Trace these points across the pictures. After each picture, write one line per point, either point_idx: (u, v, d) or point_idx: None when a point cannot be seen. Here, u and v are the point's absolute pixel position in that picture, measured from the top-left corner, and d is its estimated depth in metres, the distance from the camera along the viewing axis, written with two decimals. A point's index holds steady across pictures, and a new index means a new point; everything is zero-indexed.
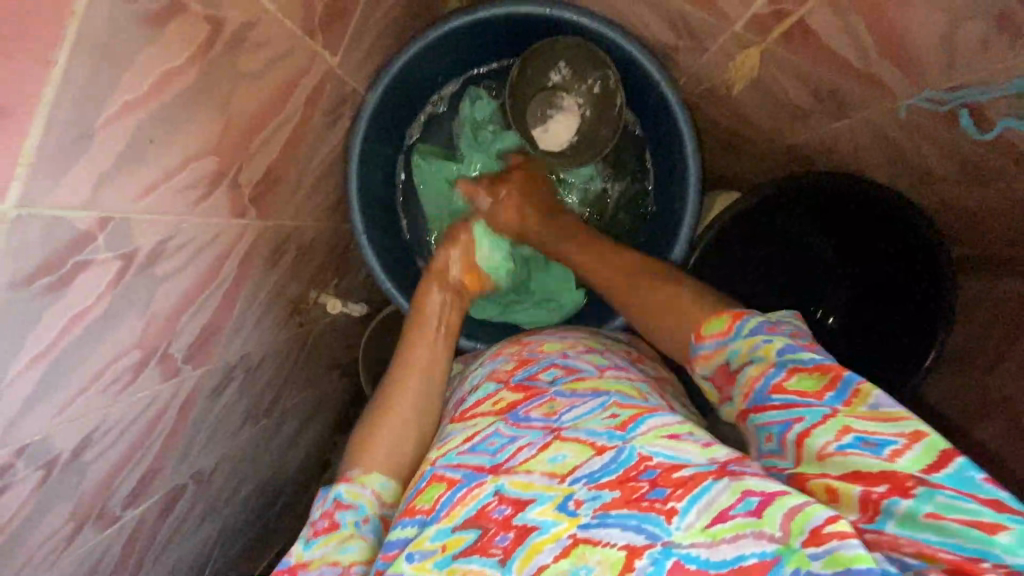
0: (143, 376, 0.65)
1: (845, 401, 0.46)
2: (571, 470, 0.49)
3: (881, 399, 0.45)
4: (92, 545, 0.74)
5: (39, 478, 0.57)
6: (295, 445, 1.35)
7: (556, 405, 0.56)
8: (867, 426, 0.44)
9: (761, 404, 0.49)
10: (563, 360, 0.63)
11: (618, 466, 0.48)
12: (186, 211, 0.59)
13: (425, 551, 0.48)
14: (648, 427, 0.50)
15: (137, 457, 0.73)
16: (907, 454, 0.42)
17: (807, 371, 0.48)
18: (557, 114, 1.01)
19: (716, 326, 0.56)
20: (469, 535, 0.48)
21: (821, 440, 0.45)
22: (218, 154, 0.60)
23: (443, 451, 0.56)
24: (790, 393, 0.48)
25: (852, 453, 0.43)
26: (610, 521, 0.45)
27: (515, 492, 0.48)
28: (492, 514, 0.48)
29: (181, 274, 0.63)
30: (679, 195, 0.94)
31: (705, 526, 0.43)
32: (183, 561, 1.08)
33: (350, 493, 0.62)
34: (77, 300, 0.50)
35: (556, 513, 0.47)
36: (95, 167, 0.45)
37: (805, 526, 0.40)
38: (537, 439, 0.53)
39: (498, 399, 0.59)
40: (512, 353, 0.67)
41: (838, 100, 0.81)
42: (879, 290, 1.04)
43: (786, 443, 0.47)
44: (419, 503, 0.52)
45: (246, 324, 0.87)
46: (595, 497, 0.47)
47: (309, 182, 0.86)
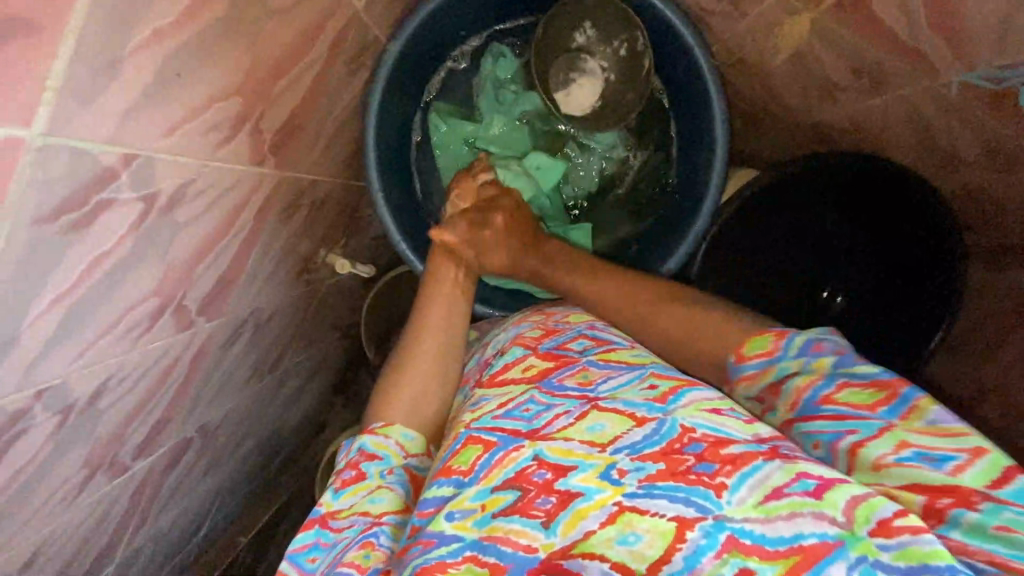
0: (159, 325, 0.63)
1: (901, 416, 0.47)
2: (611, 441, 0.49)
3: (939, 414, 0.46)
4: (102, 492, 0.73)
5: (56, 423, 0.56)
6: (296, 403, 1.34)
7: (590, 375, 0.56)
8: (924, 441, 0.45)
9: (810, 413, 0.51)
10: (592, 331, 0.64)
11: (660, 438, 0.48)
12: (209, 155, 0.56)
13: (465, 510, 0.48)
14: (689, 401, 0.51)
15: (149, 406, 0.72)
16: (970, 469, 0.43)
17: (861, 387, 0.50)
18: (581, 77, 0.95)
19: (760, 344, 0.58)
20: (508, 496, 0.48)
21: (878, 452, 0.46)
22: (243, 96, 0.57)
23: (477, 415, 0.55)
24: (841, 405, 0.50)
25: (913, 466, 0.44)
26: (656, 491, 0.45)
27: (555, 457, 0.48)
28: (532, 477, 0.48)
29: (201, 221, 0.61)
30: (704, 167, 0.92)
31: (759, 502, 0.43)
32: (186, 512, 1.08)
33: (374, 444, 0.63)
34: (100, 240, 0.48)
35: (599, 481, 0.46)
36: (123, 99, 0.43)
37: (871, 516, 0.41)
38: (573, 408, 0.52)
39: (528, 366, 0.59)
40: (538, 322, 0.68)
41: (877, 76, 0.79)
42: (902, 270, 1.00)
43: (836, 452, 0.49)
44: (456, 463, 0.51)
45: (258, 279, 0.85)
46: (639, 468, 0.47)
47: (327, 134, 0.83)
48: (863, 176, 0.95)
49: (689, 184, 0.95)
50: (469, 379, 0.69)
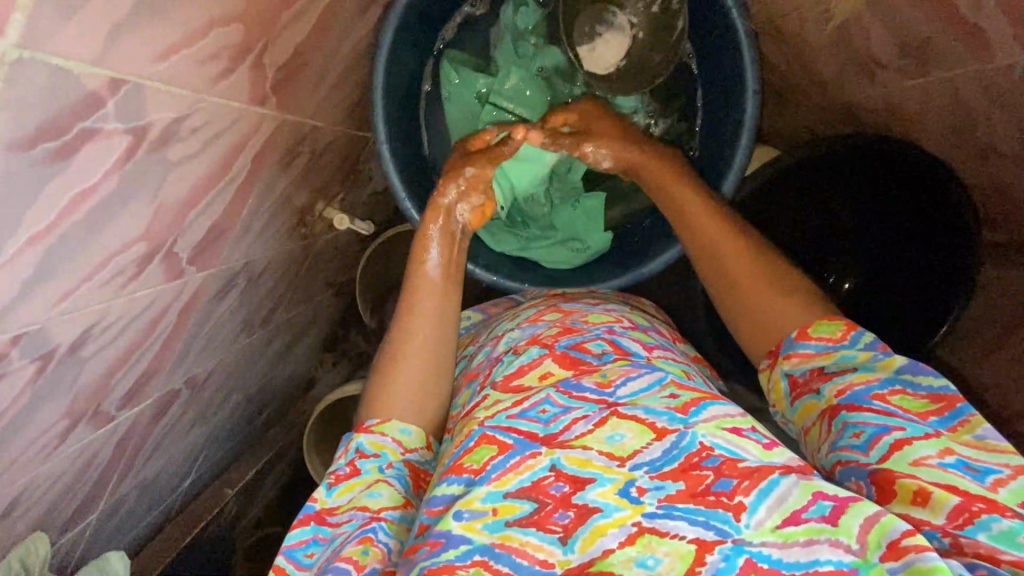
0: (146, 272, 0.59)
1: (949, 427, 0.50)
2: (631, 455, 0.49)
3: (988, 432, 0.49)
4: (85, 442, 0.70)
5: (34, 370, 0.52)
6: (285, 359, 1.31)
7: (609, 376, 0.56)
8: (969, 454, 0.48)
9: (857, 404, 0.53)
10: (612, 336, 0.63)
11: (679, 452, 0.48)
12: (206, 88, 0.51)
13: (474, 511, 0.47)
14: (711, 416, 0.51)
15: (134, 357, 0.68)
16: (1008, 485, 0.45)
17: (916, 396, 0.53)
18: (606, 33, 0.89)
19: (827, 329, 0.59)
20: (523, 505, 0.47)
21: (922, 451, 0.48)
22: (245, 23, 0.51)
23: (490, 413, 0.55)
24: (891, 405, 0.52)
25: (952, 470, 0.46)
26: (676, 513, 0.45)
27: (573, 469, 0.48)
28: (549, 489, 0.48)
29: (195, 163, 0.56)
30: (729, 140, 0.87)
31: (777, 527, 0.44)
32: (172, 462, 1.06)
33: (372, 444, 0.62)
34: (83, 176, 0.43)
35: (618, 498, 0.46)
36: (109, 12, 0.37)
37: (882, 541, 0.42)
38: (591, 413, 0.53)
39: (545, 371, 0.58)
40: (554, 321, 0.66)
41: (924, 56, 0.74)
42: (914, 266, 1.00)
43: (877, 442, 0.50)
44: (467, 461, 0.51)
45: (253, 229, 0.81)
46: (658, 487, 0.47)
47: (332, 77, 0.77)
48: (886, 156, 0.91)
49: (712, 158, 0.90)
50: (478, 374, 0.66)
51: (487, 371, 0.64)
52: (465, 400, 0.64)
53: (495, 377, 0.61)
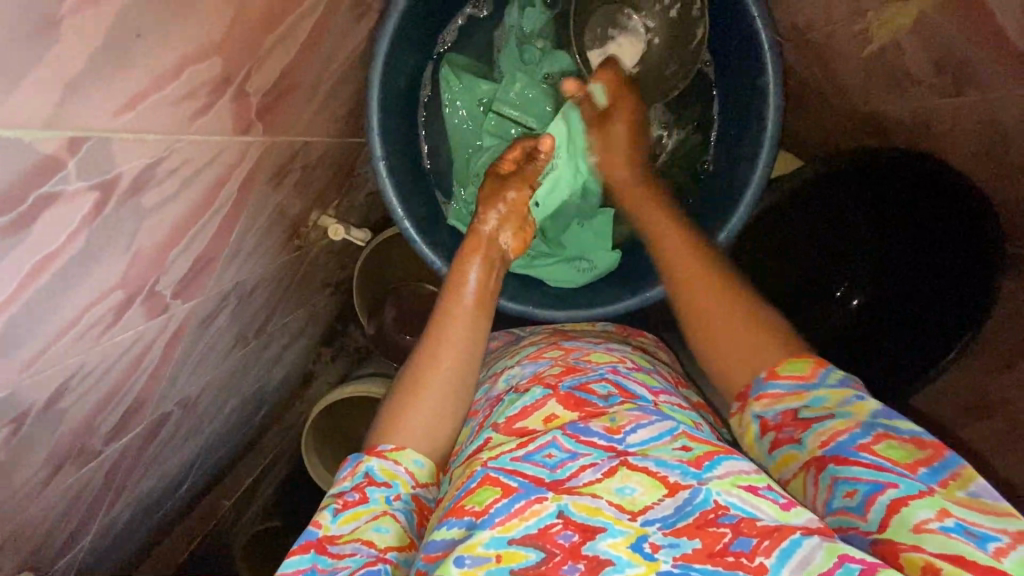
0: (127, 317, 0.55)
1: (941, 481, 0.44)
2: (642, 510, 0.44)
3: (984, 489, 0.43)
4: (73, 480, 0.68)
5: (8, 432, 0.49)
6: (281, 362, 1.28)
7: (618, 421, 0.51)
8: (968, 516, 0.42)
9: (843, 456, 0.47)
10: (616, 376, 0.57)
11: (693, 510, 0.43)
12: (181, 128, 0.46)
13: (477, 557, 0.41)
14: (726, 471, 0.46)
15: (119, 395, 0.65)
16: (1011, 554, 0.40)
17: (901, 442, 0.47)
18: (620, 36, 0.85)
19: (798, 367, 0.54)
20: (530, 555, 0.41)
21: (920, 514, 0.42)
22: (225, 56, 0.46)
23: (494, 453, 0.50)
24: (879, 457, 0.46)
25: (955, 537, 0.40)
26: (693, 574, 0.39)
27: (582, 517, 0.43)
28: (558, 538, 0.42)
29: (173, 204, 0.52)
30: (747, 159, 0.81)
31: None
32: (167, 474, 1.05)
33: (384, 471, 0.56)
34: (44, 243, 0.39)
35: (631, 553, 0.41)
36: (60, 72, 0.32)
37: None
38: (600, 461, 0.47)
39: (548, 413, 0.53)
40: (556, 359, 0.61)
41: (961, 75, 0.69)
42: (937, 273, 0.93)
43: (872, 503, 0.44)
44: (468, 504, 0.45)
45: (243, 251, 0.76)
46: (673, 544, 0.41)
47: (324, 90, 0.71)
48: (910, 169, 0.86)
49: (728, 175, 0.85)
50: (477, 412, 0.62)
51: (488, 412, 0.59)
52: (465, 438, 0.60)
53: (494, 420, 0.55)
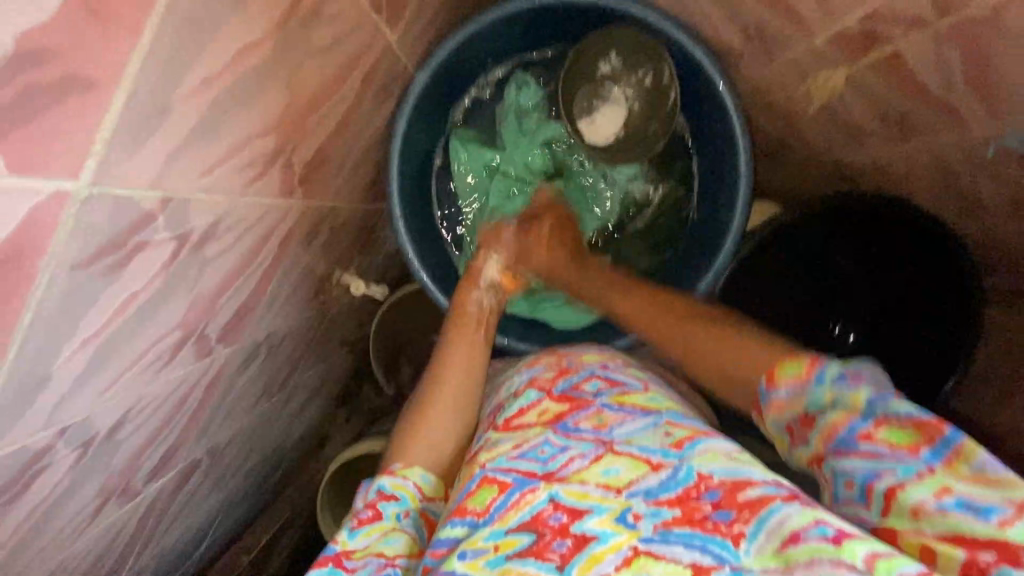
0: (181, 355, 0.63)
1: (944, 459, 0.43)
2: (627, 484, 0.48)
3: (987, 460, 0.41)
4: (114, 518, 0.72)
5: (75, 456, 0.55)
6: (301, 418, 1.32)
7: (605, 418, 0.55)
8: (969, 490, 0.41)
9: (844, 450, 0.47)
10: (604, 372, 0.63)
11: (676, 484, 0.47)
12: (241, 191, 0.56)
13: (478, 549, 0.46)
14: (705, 449, 0.50)
15: (164, 433, 0.71)
16: (1017, 523, 0.39)
17: (900, 425, 0.45)
18: (604, 107, 0.96)
19: (793, 369, 0.53)
20: (523, 538, 0.46)
21: (917, 497, 0.42)
22: (278, 132, 0.57)
23: (491, 454, 0.54)
24: (879, 445, 0.45)
25: (953, 514, 0.41)
26: (672, 538, 0.44)
27: (571, 501, 0.48)
28: (548, 520, 0.47)
29: (228, 254, 0.61)
30: (726, 205, 0.92)
31: (777, 551, 0.42)
32: (189, 529, 1.06)
33: (392, 485, 0.61)
34: (133, 280, 0.47)
35: (615, 524, 0.45)
36: (166, 147, 0.42)
37: (893, 572, 0.38)
38: (587, 451, 0.52)
39: (543, 410, 0.58)
40: (551, 363, 0.66)
41: (905, 124, 0.77)
42: (925, 317, 0.98)
43: (871, 493, 0.45)
44: (470, 504, 0.50)
45: (275, 302, 0.85)
46: (654, 513, 0.46)
47: (352, 161, 0.82)
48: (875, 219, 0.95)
49: (711, 221, 0.95)
50: (482, 423, 0.66)
51: (491, 418, 0.64)
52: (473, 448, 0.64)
53: (495, 421, 0.60)
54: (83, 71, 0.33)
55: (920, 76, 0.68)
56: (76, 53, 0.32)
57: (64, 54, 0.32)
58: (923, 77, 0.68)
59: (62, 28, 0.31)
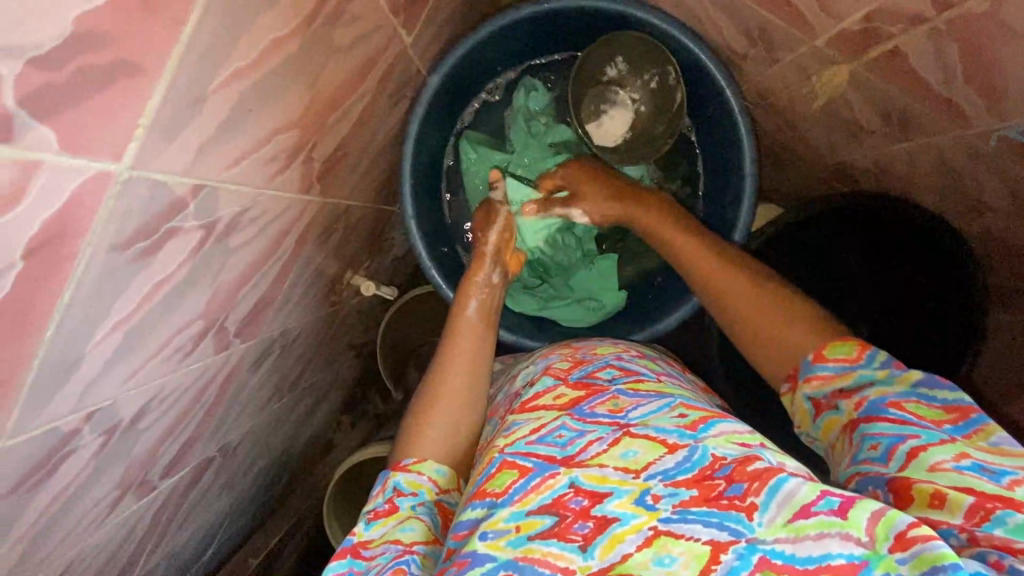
0: (202, 346, 0.64)
1: (966, 434, 0.46)
2: (644, 467, 0.49)
3: (1004, 438, 0.45)
4: (130, 511, 0.73)
5: (99, 443, 0.55)
6: (309, 421, 1.33)
7: (620, 403, 0.56)
8: (985, 457, 0.44)
9: (874, 414, 0.49)
10: (619, 362, 0.64)
11: (692, 465, 0.48)
12: (264, 184, 0.58)
13: (498, 530, 0.46)
14: (719, 432, 0.51)
15: (181, 427, 0.71)
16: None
17: (932, 407, 0.49)
18: (611, 109, 0.99)
19: (844, 349, 0.55)
20: (545, 520, 0.46)
21: (938, 456, 0.44)
22: (301, 128, 0.59)
23: (509, 440, 0.54)
24: (907, 413, 0.48)
25: (970, 473, 0.42)
26: (690, 517, 0.44)
27: (591, 485, 0.48)
28: (569, 504, 0.47)
29: (249, 247, 0.62)
30: (731, 203, 0.94)
31: (788, 522, 0.42)
32: (198, 531, 1.06)
33: (408, 482, 0.61)
34: (162, 266, 0.49)
35: (635, 506, 0.46)
36: (200, 134, 0.44)
37: (890, 532, 0.40)
38: (605, 434, 0.52)
39: (559, 394, 0.59)
40: (565, 354, 0.68)
41: (906, 123, 0.79)
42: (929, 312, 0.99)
43: (894, 452, 0.46)
44: (489, 486, 0.50)
45: (290, 300, 0.86)
46: (672, 494, 0.46)
47: (366, 161, 0.84)
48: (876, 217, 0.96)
49: (717, 219, 0.97)
50: (496, 411, 0.68)
51: (507, 406, 0.65)
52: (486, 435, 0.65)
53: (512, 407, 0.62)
54: (130, 57, 0.35)
55: (920, 74, 0.71)
56: (125, 40, 0.34)
57: (114, 40, 0.34)
58: (923, 75, 0.70)
59: (113, 15, 0.33)
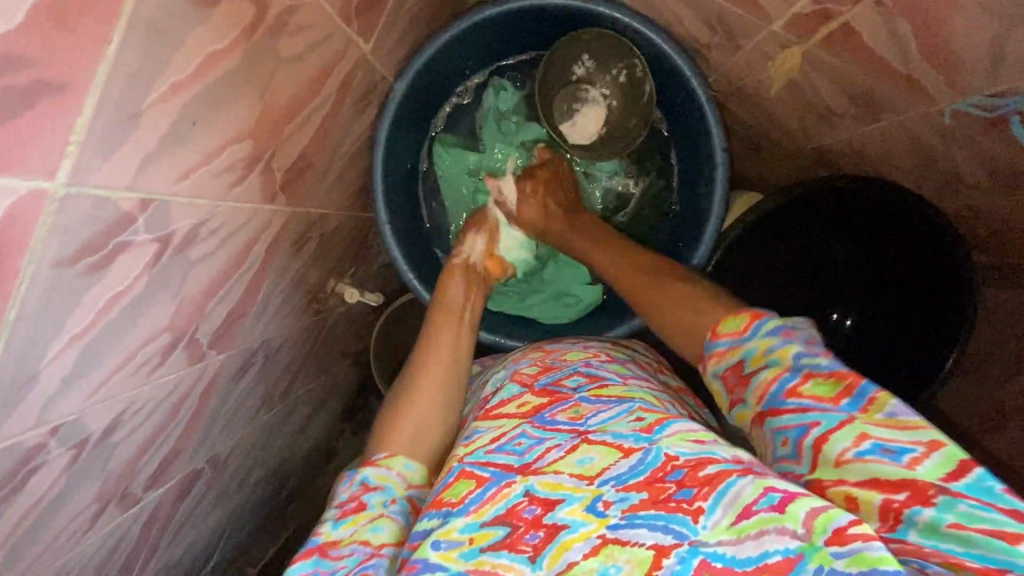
0: (171, 359, 0.64)
1: (861, 407, 0.45)
2: (598, 473, 0.49)
3: (899, 406, 0.44)
4: (114, 525, 0.74)
5: (70, 457, 0.57)
6: (306, 432, 1.33)
7: (581, 410, 0.56)
8: (884, 433, 0.43)
9: (777, 407, 0.48)
10: (586, 368, 0.63)
11: (645, 467, 0.48)
12: (221, 196, 0.59)
13: (451, 540, 0.47)
14: (674, 431, 0.50)
15: (161, 439, 0.73)
16: (926, 462, 0.41)
17: (823, 377, 0.47)
18: (582, 108, 0.99)
19: (734, 323, 0.55)
20: (497, 531, 0.47)
21: (840, 445, 0.44)
22: (255, 139, 0.60)
23: (469, 448, 0.54)
24: (806, 398, 0.47)
25: (871, 459, 0.43)
26: (638, 521, 0.44)
27: (545, 492, 0.48)
28: (523, 513, 0.47)
29: (213, 258, 0.63)
30: (705, 193, 0.94)
31: (732, 523, 0.43)
32: (194, 543, 1.07)
33: (377, 476, 0.62)
34: (116, 280, 0.50)
35: (585, 513, 0.46)
36: (140, 149, 0.45)
37: (829, 525, 0.40)
38: (563, 442, 0.52)
39: (523, 401, 0.58)
40: (535, 359, 0.67)
41: (872, 103, 0.78)
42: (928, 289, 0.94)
43: (802, 447, 0.46)
44: (446, 496, 0.50)
45: (268, 310, 0.86)
46: (622, 499, 0.46)
47: (335, 169, 0.85)
48: (858, 202, 0.93)
49: (693, 210, 0.97)
50: (468, 415, 0.67)
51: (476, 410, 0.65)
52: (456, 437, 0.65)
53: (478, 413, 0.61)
54: (52, 77, 0.36)
55: (877, 51, 0.70)
56: (45, 60, 0.35)
57: (33, 61, 0.35)
58: (880, 52, 0.70)
59: (31, 38, 0.34)
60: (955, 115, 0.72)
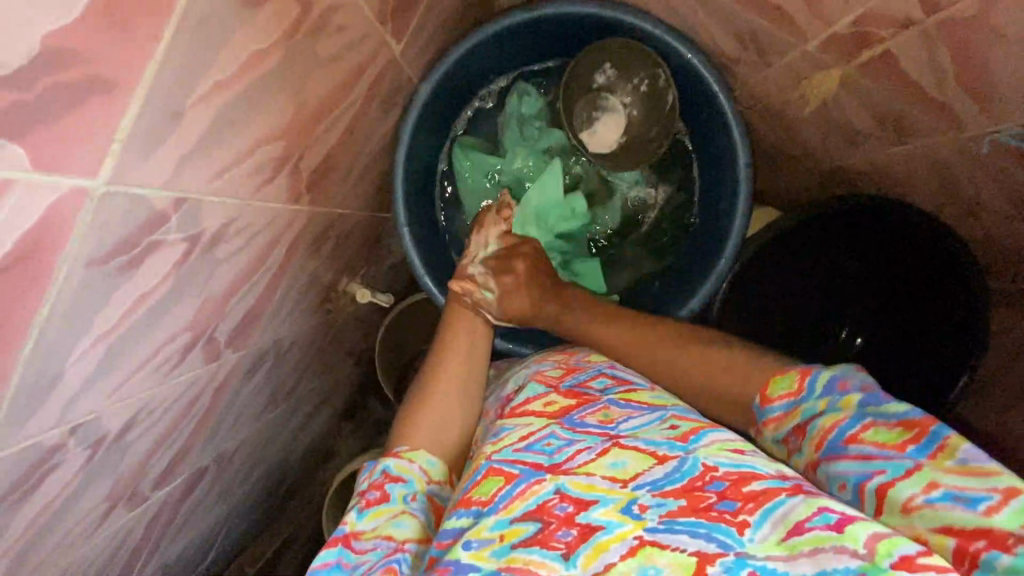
0: (189, 358, 0.63)
1: (929, 454, 0.45)
2: (633, 477, 0.48)
3: (970, 453, 0.44)
4: (120, 523, 0.73)
5: (86, 455, 0.55)
6: (308, 431, 1.31)
7: (611, 414, 0.55)
8: (956, 481, 0.43)
9: (835, 454, 0.49)
10: (612, 371, 0.63)
11: (681, 476, 0.47)
12: (250, 195, 0.57)
13: (483, 540, 0.46)
14: (712, 441, 0.50)
15: (173, 437, 0.71)
16: (1004, 511, 0.40)
17: (886, 427, 0.48)
18: (603, 116, 0.97)
19: (785, 384, 0.56)
20: (529, 527, 0.46)
21: (907, 492, 0.44)
22: (286, 139, 0.59)
23: (497, 446, 0.54)
24: (867, 446, 0.47)
25: (943, 506, 0.42)
26: (677, 526, 0.44)
27: (578, 492, 0.47)
28: (554, 510, 0.46)
29: (236, 258, 0.61)
30: (727, 208, 0.93)
31: (782, 539, 0.42)
32: (193, 540, 1.06)
33: (398, 467, 0.61)
34: (145, 279, 0.49)
35: (621, 515, 0.45)
36: (180, 148, 0.44)
37: (894, 551, 0.40)
38: (595, 444, 0.52)
39: (550, 401, 0.58)
40: (558, 361, 0.67)
41: (902, 126, 0.78)
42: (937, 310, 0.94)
43: (864, 493, 0.46)
44: (475, 494, 0.50)
45: (283, 309, 0.85)
46: (659, 504, 0.46)
47: (358, 169, 0.84)
48: (878, 221, 0.92)
49: (715, 224, 0.96)
50: (490, 414, 0.66)
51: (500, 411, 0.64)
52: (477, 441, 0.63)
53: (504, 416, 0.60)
54: (100, 72, 0.35)
55: (912, 74, 0.70)
56: (98, 55, 0.35)
57: (85, 56, 0.34)
58: (914, 76, 0.70)
59: (84, 34, 0.33)
60: (993, 144, 0.72)
